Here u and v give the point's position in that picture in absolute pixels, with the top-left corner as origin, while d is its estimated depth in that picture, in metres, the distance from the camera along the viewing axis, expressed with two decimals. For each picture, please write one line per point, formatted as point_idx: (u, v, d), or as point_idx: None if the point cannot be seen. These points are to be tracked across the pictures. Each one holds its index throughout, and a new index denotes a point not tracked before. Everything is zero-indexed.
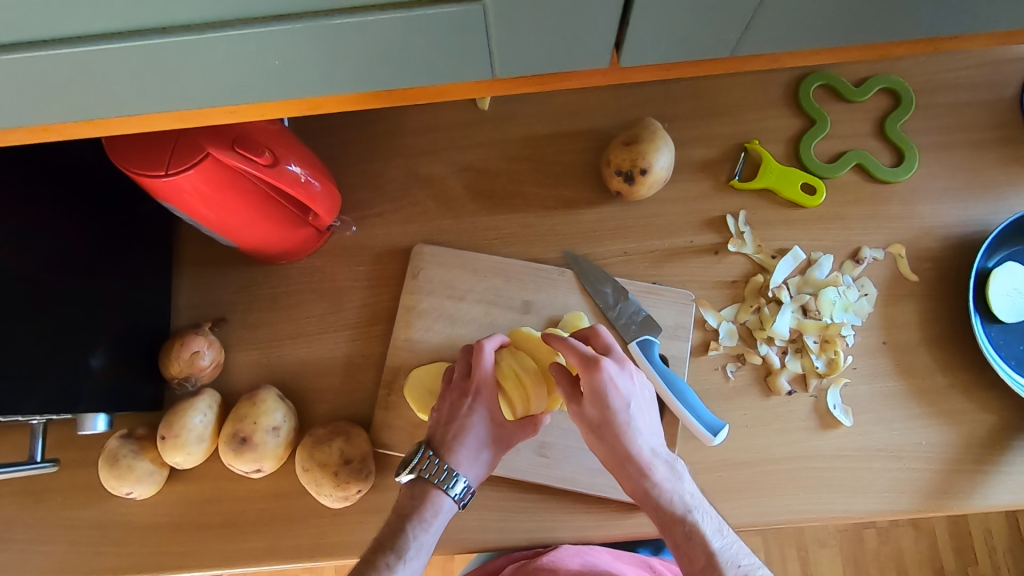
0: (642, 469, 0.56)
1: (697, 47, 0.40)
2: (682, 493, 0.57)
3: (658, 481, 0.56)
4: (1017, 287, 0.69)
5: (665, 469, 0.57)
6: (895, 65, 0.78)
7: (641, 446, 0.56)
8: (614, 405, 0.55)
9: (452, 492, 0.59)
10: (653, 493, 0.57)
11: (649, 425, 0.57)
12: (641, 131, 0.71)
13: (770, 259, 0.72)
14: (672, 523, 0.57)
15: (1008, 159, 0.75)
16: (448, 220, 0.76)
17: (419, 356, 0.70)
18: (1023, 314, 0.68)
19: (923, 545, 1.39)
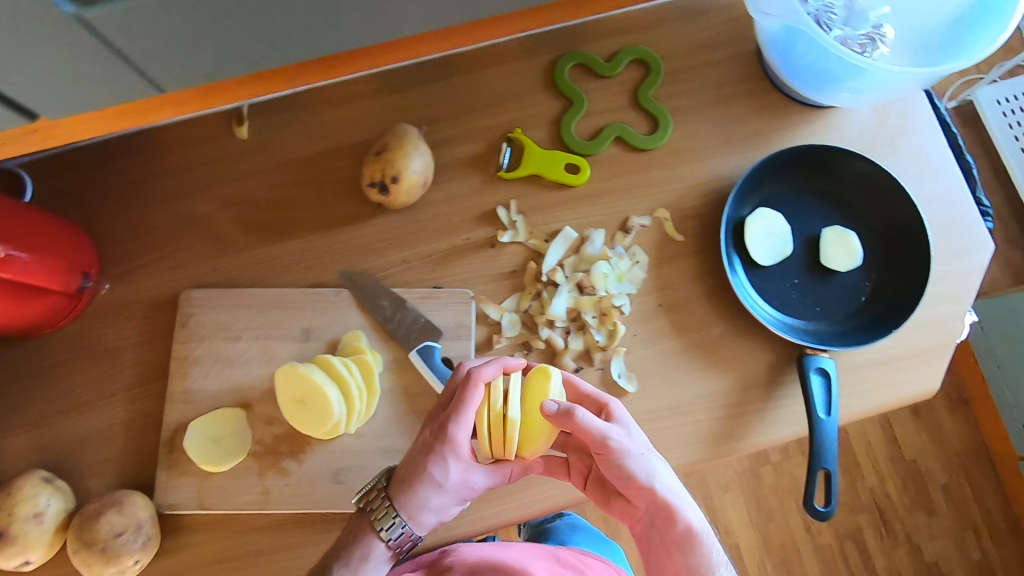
0: (677, 513, 0.54)
1: (328, 27, 0.40)
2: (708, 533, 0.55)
3: (688, 525, 0.54)
4: (769, 231, 0.72)
5: (690, 510, 0.55)
6: (642, 35, 0.81)
7: (663, 484, 0.55)
8: (632, 447, 0.54)
9: (386, 536, 0.59)
10: (693, 534, 0.54)
11: (659, 461, 0.56)
12: (391, 138, 0.70)
13: (544, 243, 0.73)
14: (702, 563, 0.54)
15: (754, 110, 0.79)
16: (219, 259, 0.73)
17: (199, 406, 0.67)
18: (777, 255, 0.72)
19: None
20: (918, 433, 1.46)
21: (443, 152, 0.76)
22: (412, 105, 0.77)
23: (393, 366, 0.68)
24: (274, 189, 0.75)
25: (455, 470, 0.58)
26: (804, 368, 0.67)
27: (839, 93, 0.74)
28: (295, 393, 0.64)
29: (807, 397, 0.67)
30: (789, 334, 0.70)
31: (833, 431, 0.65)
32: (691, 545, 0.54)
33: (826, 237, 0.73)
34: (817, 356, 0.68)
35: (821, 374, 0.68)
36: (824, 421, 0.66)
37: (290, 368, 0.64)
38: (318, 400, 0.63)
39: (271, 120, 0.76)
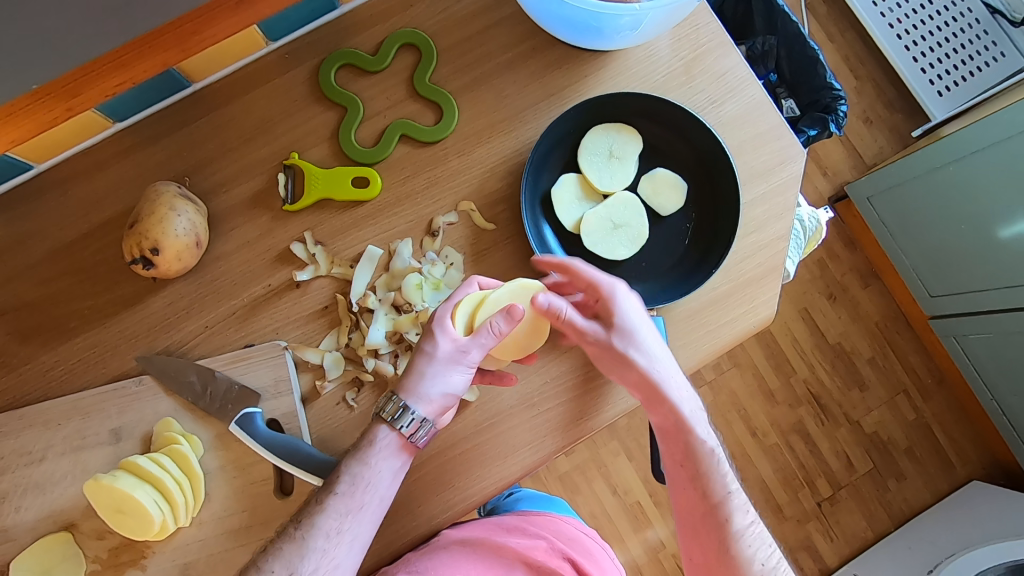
0: (693, 425, 0.64)
1: None
2: (712, 448, 0.64)
3: (704, 437, 0.64)
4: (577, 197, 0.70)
5: (689, 403, 0.64)
6: (404, 16, 0.74)
7: (681, 401, 0.64)
8: (642, 347, 0.63)
9: (405, 428, 0.59)
10: (711, 455, 0.63)
11: (654, 339, 0.64)
12: (143, 205, 0.63)
13: (349, 270, 0.69)
14: (692, 441, 0.63)
15: (539, 70, 0.74)
16: (3, 377, 0.66)
17: (21, 539, 0.62)
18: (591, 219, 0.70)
19: (749, 379, 1.42)
20: (838, 316, 1.44)
21: (221, 198, 0.70)
22: (173, 156, 0.70)
23: (217, 442, 0.64)
24: (44, 285, 0.68)
25: (447, 339, 0.60)
26: None
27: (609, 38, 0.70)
28: (107, 507, 0.59)
29: None
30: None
31: None
32: (679, 435, 0.64)
33: (642, 193, 0.70)
34: None
35: None
36: None
37: (93, 484, 0.59)
38: (134, 507, 0.59)
39: (21, 211, 0.69)
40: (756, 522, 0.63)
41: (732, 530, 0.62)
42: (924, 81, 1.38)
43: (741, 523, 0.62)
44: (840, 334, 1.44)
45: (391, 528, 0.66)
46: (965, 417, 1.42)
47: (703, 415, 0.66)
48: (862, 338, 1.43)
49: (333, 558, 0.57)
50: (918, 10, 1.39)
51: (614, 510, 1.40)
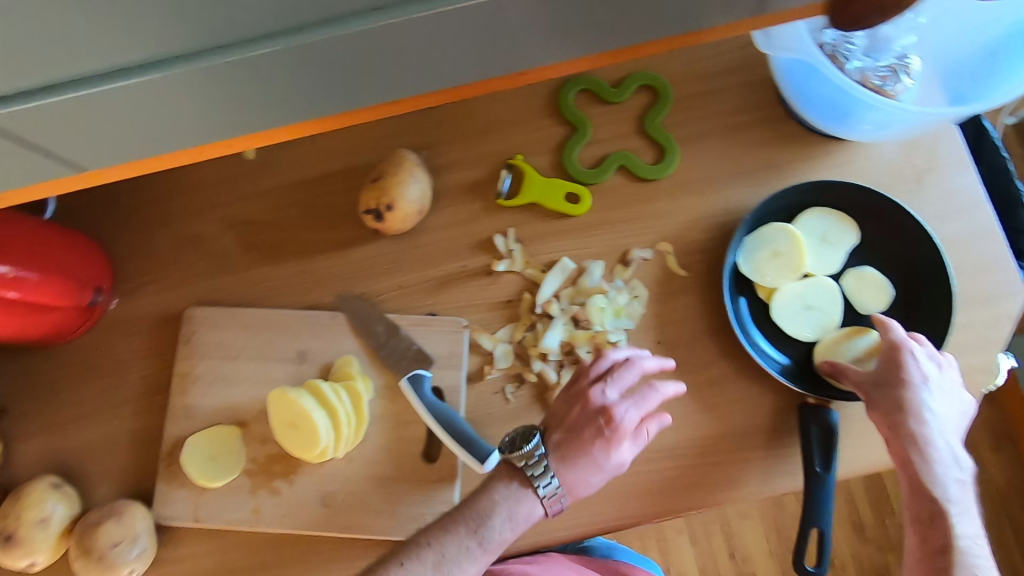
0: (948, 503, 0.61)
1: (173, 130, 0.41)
2: (973, 540, 0.61)
3: (964, 526, 0.61)
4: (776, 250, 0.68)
5: (959, 487, 0.62)
6: (651, 59, 0.78)
7: (942, 470, 0.62)
8: (928, 425, 0.62)
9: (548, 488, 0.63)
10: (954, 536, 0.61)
11: (942, 401, 0.63)
12: (389, 166, 0.70)
13: (541, 274, 0.72)
14: (945, 514, 0.61)
15: (765, 140, 0.76)
16: (222, 278, 0.75)
17: (198, 422, 0.69)
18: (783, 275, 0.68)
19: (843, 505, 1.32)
20: None
21: (445, 178, 0.76)
22: (415, 129, 0.77)
23: (384, 392, 0.69)
24: (277, 210, 0.76)
25: (482, 558, 0.62)
26: (807, 418, 0.66)
27: (877, 127, 0.69)
28: (285, 418, 0.65)
29: (805, 452, 0.65)
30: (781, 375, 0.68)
31: (829, 492, 0.63)
32: (927, 494, 0.61)
33: (847, 288, 0.69)
34: (821, 409, 0.66)
35: (822, 427, 0.66)
36: (821, 479, 0.64)
37: (280, 393, 0.66)
38: (307, 425, 0.64)
39: (279, 142, 0.78)
40: None
41: None
42: None
43: None
44: None
45: None
46: None
47: (971, 506, 0.62)
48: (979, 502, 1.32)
49: (499, 531, 0.62)
50: None
51: None
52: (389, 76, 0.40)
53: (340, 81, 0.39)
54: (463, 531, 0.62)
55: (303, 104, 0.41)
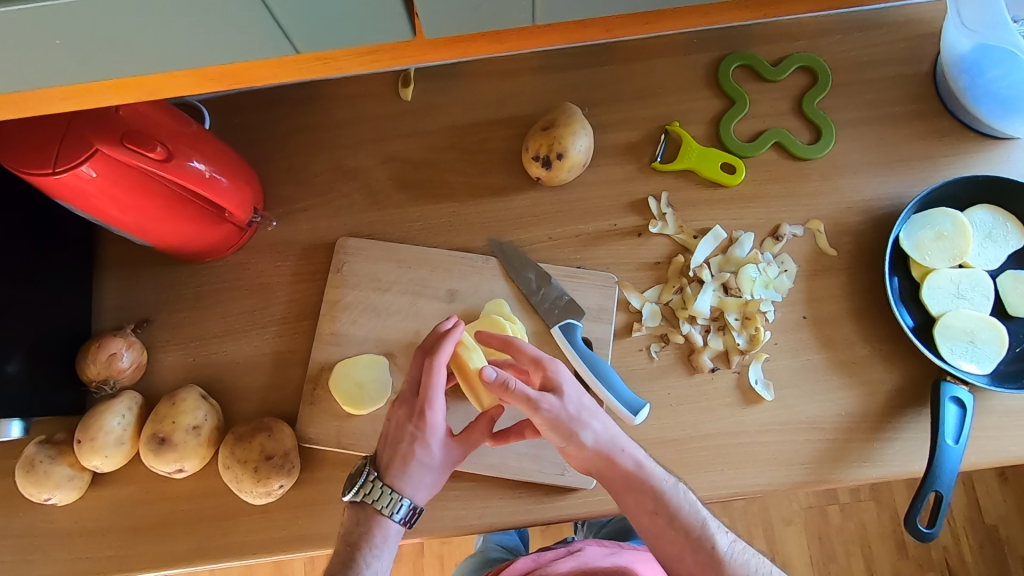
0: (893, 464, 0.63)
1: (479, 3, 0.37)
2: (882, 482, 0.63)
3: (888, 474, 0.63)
4: (940, 233, 0.70)
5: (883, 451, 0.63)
6: (811, 43, 0.79)
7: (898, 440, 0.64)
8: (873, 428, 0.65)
9: (396, 518, 0.58)
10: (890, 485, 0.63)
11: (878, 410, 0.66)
12: (559, 116, 0.71)
13: (692, 239, 0.73)
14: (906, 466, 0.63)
15: (920, 132, 0.76)
16: (373, 212, 0.76)
17: (346, 349, 0.70)
18: (946, 258, 0.69)
19: (886, 520, 1.34)
20: (1004, 498, 1.34)
21: (600, 137, 0.77)
22: (573, 88, 0.78)
23: (532, 337, 0.70)
24: (432, 152, 0.77)
25: (438, 445, 0.59)
26: (937, 394, 0.64)
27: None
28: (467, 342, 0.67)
29: (934, 421, 0.63)
30: (932, 354, 0.68)
31: (955, 460, 0.61)
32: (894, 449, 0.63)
33: (1004, 285, 0.70)
34: (951, 384, 0.65)
35: (955, 404, 0.64)
36: (949, 449, 0.62)
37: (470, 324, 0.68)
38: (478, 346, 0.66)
39: (437, 86, 0.79)
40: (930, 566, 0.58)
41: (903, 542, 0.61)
42: None
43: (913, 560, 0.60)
44: (998, 517, 1.34)
45: None
46: None
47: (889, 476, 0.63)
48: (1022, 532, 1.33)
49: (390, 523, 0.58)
50: None
51: None
52: None
53: None
54: (404, 417, 0.59)
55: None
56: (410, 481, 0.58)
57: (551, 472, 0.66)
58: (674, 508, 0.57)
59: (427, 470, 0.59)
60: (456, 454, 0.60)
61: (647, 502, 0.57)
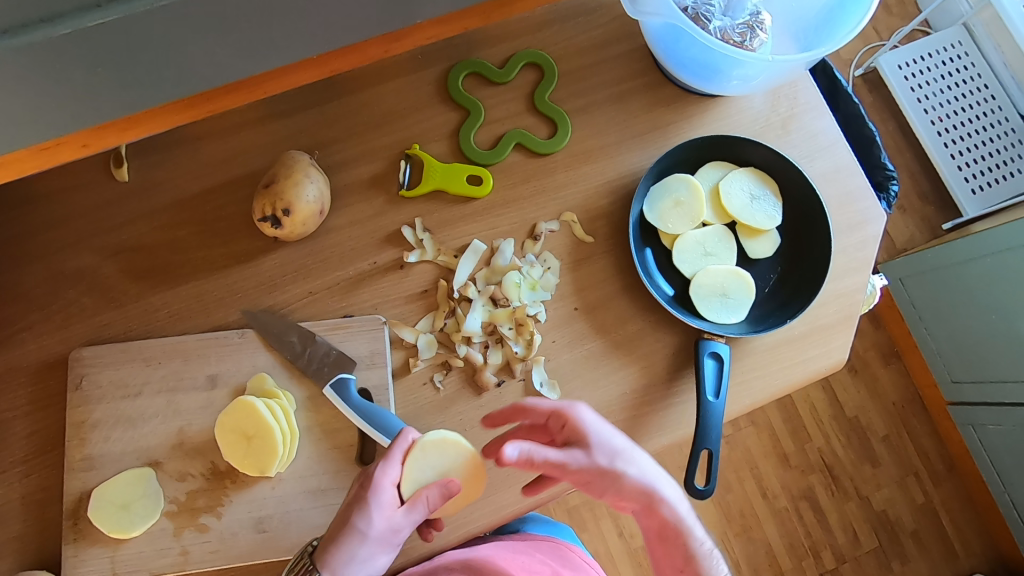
0: (658, 494, 0.61)
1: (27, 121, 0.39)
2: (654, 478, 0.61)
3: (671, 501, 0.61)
4: (675, 200, 0.73)
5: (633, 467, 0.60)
6: (532, 37, 0.80)
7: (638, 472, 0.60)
8: (609, 457, 0.60)
9: None
10: (660, 509, 0.61)
11: (619, 439, 0.61)
12: (279, 169, 0.67)
13: (453, 259, 0.72)
14: (675, 520, 0.61)
15: (649, 105, 0.80)
16: (110, 311, 0.69)
17: (104, 471, 0.64)
18: (685, 223, 0.73)
19: (766, 439, 1.44)
20: (856, 390, 1.47)
21: (342, 175, 0.74)
22: (303, 131, 0.75)
23: (308, 402, 0.67)
24: (164, 231, 0.71)
25: (383, 515, 0.57)
26: (698, 353, 0.68)
27: (744, 81, 0.75)
28: (235, 438, 0.63)
29: (697, 381, 0.67)
30: (691, 317, 0.71)
31: (719, 414, 0.66)
32: (676, 538, 0.62)
33: (742, 235, 0.74)
34: (711, 341, 0.68)
35: (714, 358, 0.68)
36: (713, 405, 0.66)
37: (235, 412, 0.63)
38: (256, 435, 0.62)
39: (153, 160, 0.72)
40: None
41: (687, 543, 0.62)
42: (959, 178, 1.41)
43: (701, 543, 0.63)
44: (857, 409, 1.46)
45: (459, 514, 0.67)
46: (972, 507, 1.43)
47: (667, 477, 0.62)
48: (879, 416, 1.46)
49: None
50: (961, 111, 1.42)
51: (618, 553, 1.39)
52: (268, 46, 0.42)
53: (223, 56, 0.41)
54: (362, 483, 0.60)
55: (112, 102, 0.41)
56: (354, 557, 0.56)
57: None
58: (705, 557, 0.63)
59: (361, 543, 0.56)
60: (400, 524, 0.58)
61: (651, 520, 0.61)
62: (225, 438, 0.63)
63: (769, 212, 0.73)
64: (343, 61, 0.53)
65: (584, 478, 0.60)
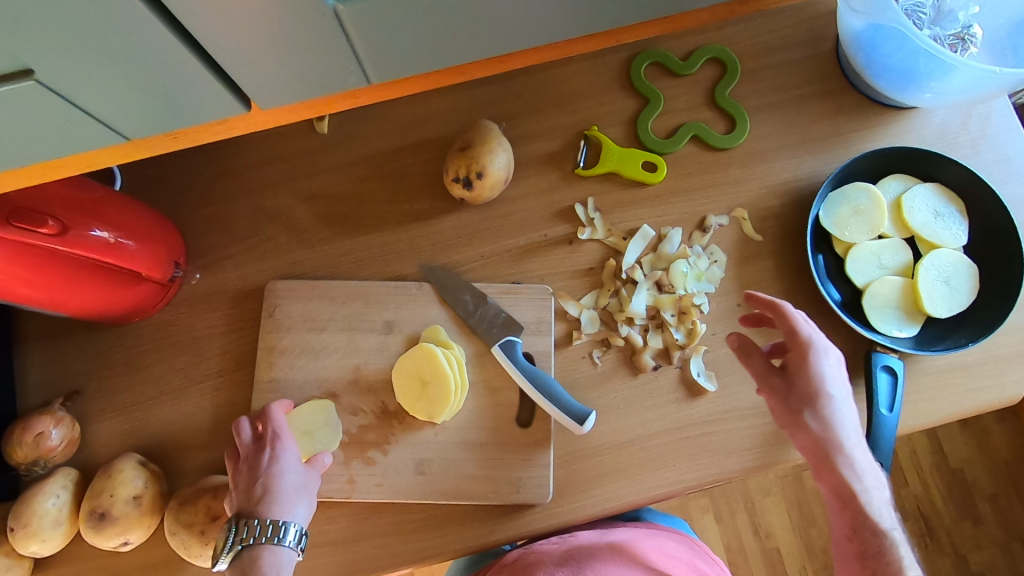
0: (843, 459, 0.58)
1: (413, 55, 0.43)
2: (869, 470, 0.59)
3: (863, 475, 0.58)
4: (855, 208, 0.72)
5: (863, 460, 0.59)
6: (717, 34, 0.80)
7: (840, 420, 0.59)
8: (836, 400, 0.59)
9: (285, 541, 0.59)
10: (847, 487, 0.58)
11: (851, 407, 0.60)
12: (475, 135, 0.71)
13: (622, 241, 0.74)
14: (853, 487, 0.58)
15: (831, 110, 0.78)
16: (301, 250, 0.74)
17: (286, 395, 0.69)
18: (865, 231, 0.71)
19: None
20: (965, 441, 1.39)
21: (522, 149, 0.77)
22: (489, 103, 0.78)
23: (474, 359, 0.70)
24: (354, 183, 0.76)
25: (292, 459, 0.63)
26: (870, 365, 0.66)
27: (938, 96, 0.73)
28: (414, 382, 0.67)
29: (869, 393, 0.65)
30: (863, 327, 0.69)
31: (890, 429, 0.64)
32: (825, 465, 0.58)
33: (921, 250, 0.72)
34: (884, 354, 0.67)
35: (887, 372, 0.66)
36: (884, 418, 0.64)
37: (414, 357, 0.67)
38: (432, 382, 0.66)
39: (352, 116, 0.78)
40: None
41: (877, 530, 0.57)
42: None
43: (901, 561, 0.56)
44: (962, 460, 1.38)
45: (607, 488, 0.68)
46: None
47: (875, 472, 0.59)
48: (988, 471, 1.37)
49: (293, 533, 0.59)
50: None
51: None
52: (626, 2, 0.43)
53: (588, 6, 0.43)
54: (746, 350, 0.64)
55: (435, 52, 0.43)
56: (283, 505, 0.60)
57: (506, 491, 0.66)
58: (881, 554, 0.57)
59: (298, 490, 0.62)
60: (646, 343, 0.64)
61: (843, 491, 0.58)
62: (401, 380, 0.67)
63: (952, 230, 0.71)
64: (622, 39, 0.50)
65: (811, 454, 0.60)
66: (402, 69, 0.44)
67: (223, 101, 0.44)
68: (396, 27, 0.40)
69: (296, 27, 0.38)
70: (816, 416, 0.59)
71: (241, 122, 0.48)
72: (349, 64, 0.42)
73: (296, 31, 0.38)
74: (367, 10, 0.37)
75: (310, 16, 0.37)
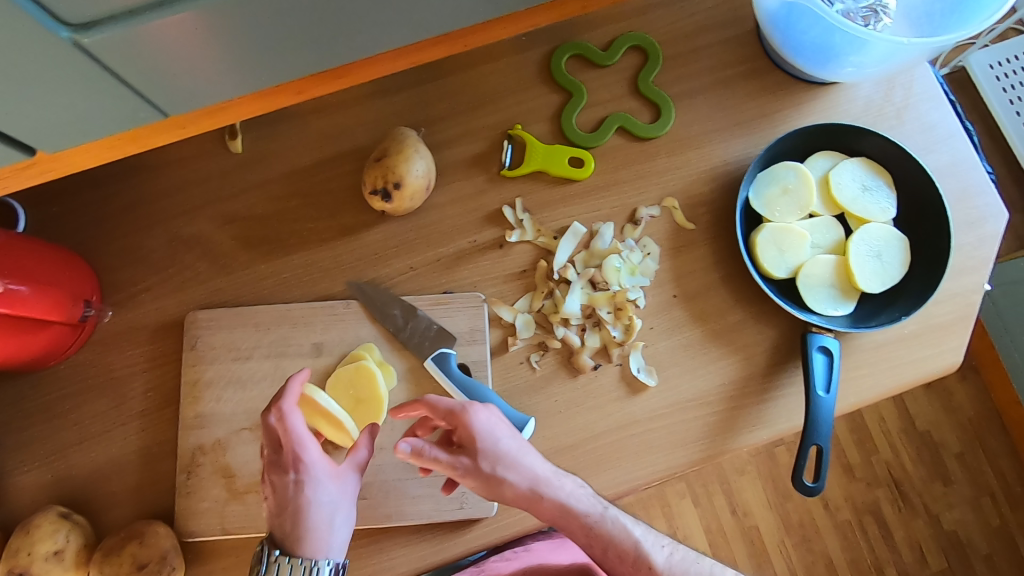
0: (550, 486, 0.57)
1: (198, 84, 0.42)
2: (589, 496, 0.58)
3: (568, 491, 0.58)
4: (783, 189, 0.71)
5: (568, 478, 0.59)
6: (638, 19, 0.78)
7: (567, 487, 0.58)
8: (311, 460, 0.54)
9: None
10: (592, 522, 0.57)
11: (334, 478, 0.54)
12: (390, 143, 0.68)
13: (553, 240, 0.72)
14: (602, 530, 0.58)
15: (755, 91, 0.77)
16: (223, 276, 0.71)
17: (214, 429, 0.66)
18: (794, 211, 0.70)
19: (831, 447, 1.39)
20: (932, 403, 1.40)
21: (445, 154, 0.75)
22: (407, 109, 0.75)
23: (408, 375, 0.68)
24: (273, 202, 0.73)
25: (327, 480, 0.54)
26: (806, 347, 0.66)
27: (858, 69, 0.72)
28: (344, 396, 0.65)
29: (805, 375, 0.65)
30: (799, 309, 0.69)
31: (828, 410, 0.64)
32: (567, 523, 0.58)
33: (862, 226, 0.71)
34: (820, 335, 0.66)
35: (823, 353, 0.66)
36: (821, 400, 0.64)
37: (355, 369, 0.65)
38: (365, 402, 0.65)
39: (265, 132, 0.74)
40: (698, 557, 0.60)
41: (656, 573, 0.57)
42: None
43: (661, 560, 0.58)
44: (930, 422, 1.39)
45: None
46: None
47: (607, 508, 0.59)
48: (955, 431, 1.39)
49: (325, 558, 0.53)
50: None
51: None
52: (408, 15, 0.43)
53: (373, 23, 0.42)
54: (277, 480, 0.54)
55: (265, 57, 0.42)
56: (315, 541, 0.52)
57: (449, 508, 0.65)
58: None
59: (332, 511, 0.54)
60: (352, 481, 0.56)
61: (618, 532, 0.58)
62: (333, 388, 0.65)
63: (878, 205, 0.71)
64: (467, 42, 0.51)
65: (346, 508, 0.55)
66: (194, 101, 0.44)
67: (11, 154, 0.42)
68: (162, 58, 0.39)
69: (45, 69, 0.36)
70: (313, 487, 0.53)
71: (51, 167, 0.47)
72: (133, 103, 0.42)
73: (57, 78, 0.37)
74: (110, 41, 0.36)
75: (48, 51, 0.35)
